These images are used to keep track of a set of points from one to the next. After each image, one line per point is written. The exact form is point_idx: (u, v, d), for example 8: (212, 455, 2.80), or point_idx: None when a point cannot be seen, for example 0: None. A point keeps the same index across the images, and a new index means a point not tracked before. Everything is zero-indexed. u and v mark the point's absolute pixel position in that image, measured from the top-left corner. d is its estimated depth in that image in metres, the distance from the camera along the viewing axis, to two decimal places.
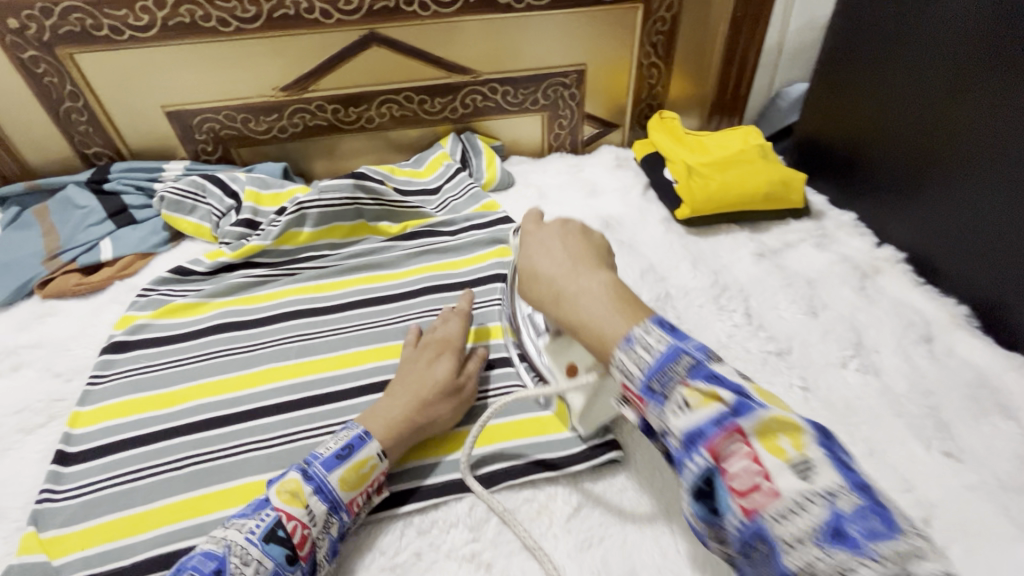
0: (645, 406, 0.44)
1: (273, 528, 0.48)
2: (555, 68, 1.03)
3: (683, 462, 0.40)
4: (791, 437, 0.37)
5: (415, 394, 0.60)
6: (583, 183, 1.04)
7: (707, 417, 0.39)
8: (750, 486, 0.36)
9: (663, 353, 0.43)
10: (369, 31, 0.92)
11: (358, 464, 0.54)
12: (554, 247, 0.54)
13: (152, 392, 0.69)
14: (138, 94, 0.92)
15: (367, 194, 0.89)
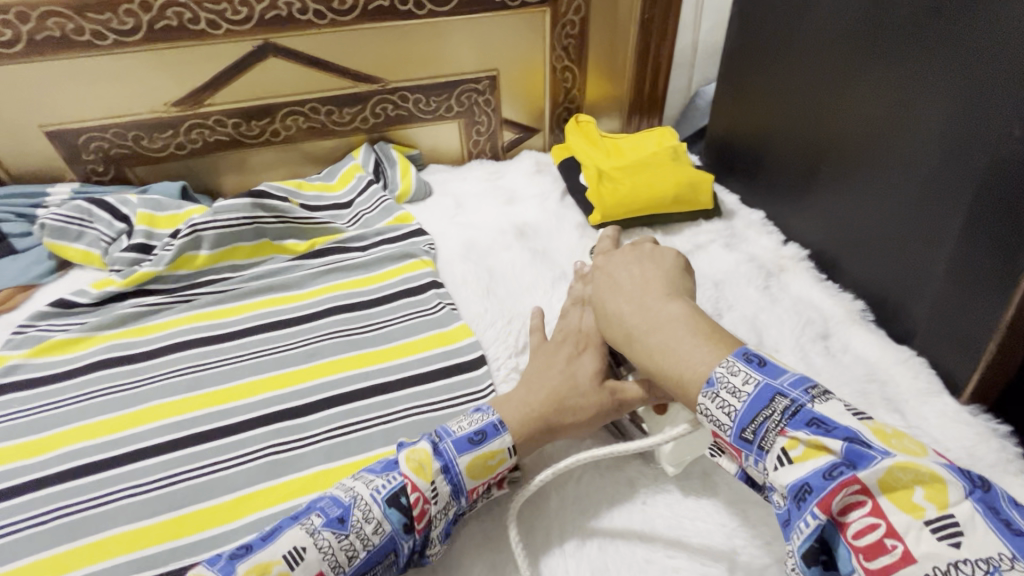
0: (742, 457, 0.44)
1: (397, 493, 0.49)
2: (467, 75, 1.01)
3: (792, 521, 0.39)
4: (926, 489, 0.36)
5: (552, 385, 0.58)
6: (502, 191, 1.03)
7: (815, 469, 0.39)
8: (874, 546, 0.35)
9: (754, 398, 0.43)
10: (262, 41, 0.88)
11: (485, 454, 0.53)
12: (633, 282, 0.59)
13: (20, 439, 0.63)
14: (12, 114, 0.86)
15: (268, 211, 0.86)
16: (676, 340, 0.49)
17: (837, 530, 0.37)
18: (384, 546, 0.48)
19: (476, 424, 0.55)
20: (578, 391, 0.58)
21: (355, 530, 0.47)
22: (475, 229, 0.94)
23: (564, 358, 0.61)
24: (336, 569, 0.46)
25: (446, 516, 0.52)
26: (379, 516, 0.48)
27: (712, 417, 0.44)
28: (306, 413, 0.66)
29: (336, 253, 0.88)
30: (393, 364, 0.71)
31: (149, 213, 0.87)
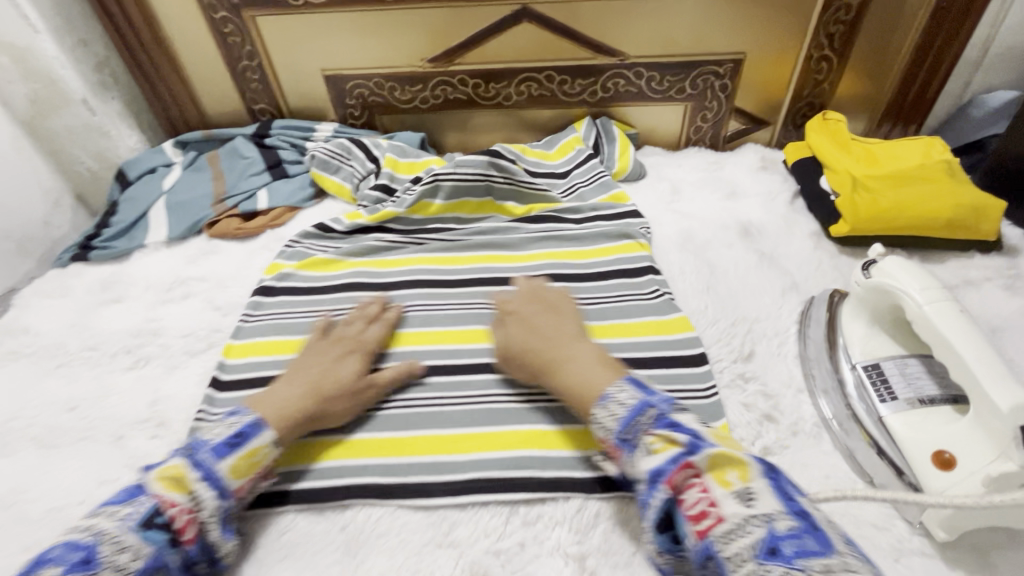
0: (620, 456, 0.50)
1: (150, 515, 0.45)
2: (710, 56, 0.96)
3: (647, 501, 0.46)
4: (739, 471, 0.45)
5: (313, 377, 0.59)
6: (722, 183, 0.97)
7: (665, 457, 0.46)
8: (701, 512, 0.43)
9: (632, 408, 0.50)
10: (522, 7, 0.90)
11: (249, 453, 0.51)
12: (551, 320, 0.62)
13: (290, 335, 0.73)
14: (304, 57, 0.99)
15: (499, 172, 0.90)
16: (575, 360, 0.57)
17: (675, 498, 0.45)
18: (150, 567, 0.44)
19: (628, 406, 0.50)
20: (331, 395, 0.58)
21: (106, 564, 0.42)
22: (693, 220, 0.89)
23: (314, 361, 0.61)
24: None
25: (217, 519, 0.49)
26: (134, 543, 0.44)
27: (600, 422, 0.51)
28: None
29: (553, 220, 0.89)
30: (611, 342, 0.69)
31: (394, 158, 0.95)
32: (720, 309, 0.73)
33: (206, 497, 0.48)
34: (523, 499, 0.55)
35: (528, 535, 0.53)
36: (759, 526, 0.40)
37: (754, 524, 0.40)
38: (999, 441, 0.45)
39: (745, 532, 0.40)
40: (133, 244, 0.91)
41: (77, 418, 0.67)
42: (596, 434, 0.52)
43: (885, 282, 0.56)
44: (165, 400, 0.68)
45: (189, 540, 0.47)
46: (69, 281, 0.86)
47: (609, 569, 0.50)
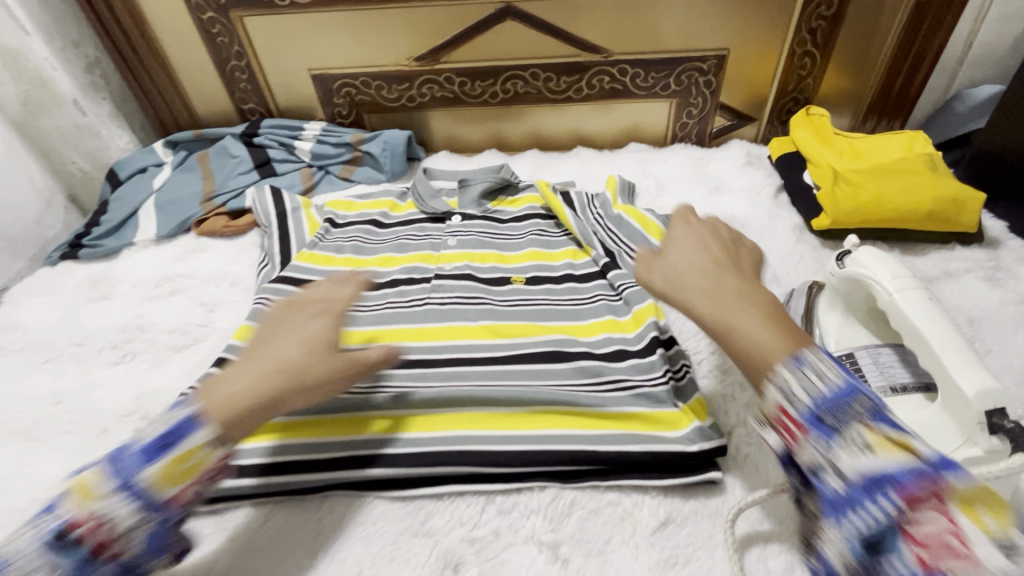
0: (800, 437, 0.39)
1: (54, 531, 0.38)
2: (694, 52, 0.96)
3: (850, 508, 0.35)
4: (994, 513, 0.33)
5: (278, 356, 0.48)
6: (707, 179, 0.97)
7: (899, 463, 0.34)
8: (938, 546, 0.31)
9: (839, 387, 0.39)
10: (505, 5, 0.91)
11: (183, 455, 0.41)
12: (686, 254, 0.52)
13: None
14: (292, 57, 1.00)
15: (477, 209, 0.91)
16: (743, 319, 0.45)
17: (897, 523, 0.33)
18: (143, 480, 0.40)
19: (828, 381, 0.39)
20: (286, 376, 0.47)
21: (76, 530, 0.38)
22: None
23: (277, 352, 0.48)
24: (119, 506, 0.39)
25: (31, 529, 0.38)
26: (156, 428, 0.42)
27: (786, 389, 0.40)
28: (495, 359, 0.65)
29: (539, 217, 0.90)
30: (594, 340, 0.68)
31: (393, 201, 0.96)
32: None
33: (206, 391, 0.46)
34: (499, 489, 0.56)
35: (502, 524, 0.53)
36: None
37: None
38: (965, 428, 0.44)
39: None
40: (122, 242, 0.91)
41: (62, 411, 0.67)
42: (769, 397, 0.41)
43: (857, 272, 0.56)
44: (152, 393, 0.68)
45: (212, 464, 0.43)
46: (59, 279, 0.86)
47: (582, 556, 0.51)
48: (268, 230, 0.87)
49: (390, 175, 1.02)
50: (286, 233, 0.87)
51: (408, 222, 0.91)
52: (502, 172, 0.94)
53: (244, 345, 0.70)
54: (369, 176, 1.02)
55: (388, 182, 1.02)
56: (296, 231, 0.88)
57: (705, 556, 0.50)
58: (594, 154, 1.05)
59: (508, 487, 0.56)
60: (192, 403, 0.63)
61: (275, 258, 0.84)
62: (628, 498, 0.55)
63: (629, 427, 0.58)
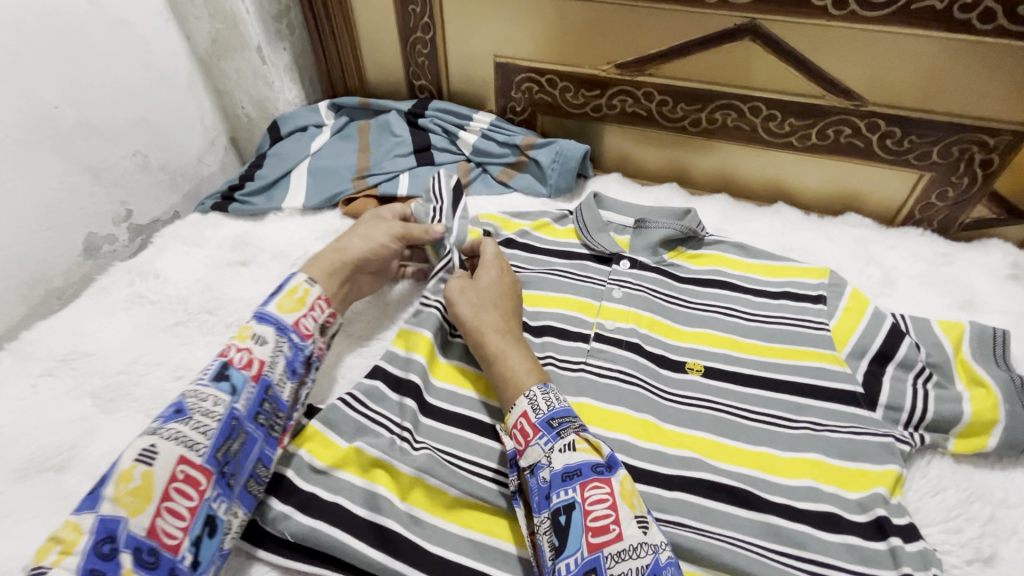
0: (533, 437, 0.50)
1: (221, 369, 0.51)
2: (983, 122, 0.73)
3: (549, 494, 0.47)
4: (638, 497, 0.47)
5: (523, 349, 0.59)
6: (954, 286, 0.75)
7: (585, 460, 0.47)
8: (601, 526, 0.44)
9: (568, 407, 0.52)
10: (749, 21, 0.74)
11: (292, 291, 0.59)
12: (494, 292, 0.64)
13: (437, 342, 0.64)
14: (481, 39, 0.90)
15: (652, 256, 0.76)
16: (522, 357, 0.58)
17: (579, 507, 0.45)
18: (229, 413, 0.48)
19: (563, 405, 0.52)
20: (359, 257, 0.68)
21: (194, 411, 0.47)
22: None
23: (502, 320, 0.61)
24: (194, 448, 0.45)
25: (194, 399, 0.48)
26: (211, 392, 0.49)
27: (534, 401, 0.52)
28: (657, 478, 0.53)
29: (728, 286, 0.73)
30: (792, 488, 0.52)
31: (548, 222, 0.82)
32: (948, 470, 0.54)
33: (563, 447, 0.48)
34: None
35: None
36: (647, 553, 0.42)
37: (646, 551, 0.42)
38: None
39: (637, 555, 0.42)
40: (271, 204, 0.88)
41: (180, 388, 0.62)
42: (518, 406, 0.53)
43: None
44: None
45: (256, 377, 0.52)
46: (206, 231, 0.84)
47: None
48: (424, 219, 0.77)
49: (552, 190, 0.89)
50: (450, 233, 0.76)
51: (568, 253, 0.78)
52: (687, 219, 0.77)
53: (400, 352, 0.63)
54: (529, 186, 0.91)
55: (549, 198, 0.90)
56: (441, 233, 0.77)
57: None
58: (800, 216, 0.86)
59: None
60: (344, 408, 0.57)
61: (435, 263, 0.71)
62: None
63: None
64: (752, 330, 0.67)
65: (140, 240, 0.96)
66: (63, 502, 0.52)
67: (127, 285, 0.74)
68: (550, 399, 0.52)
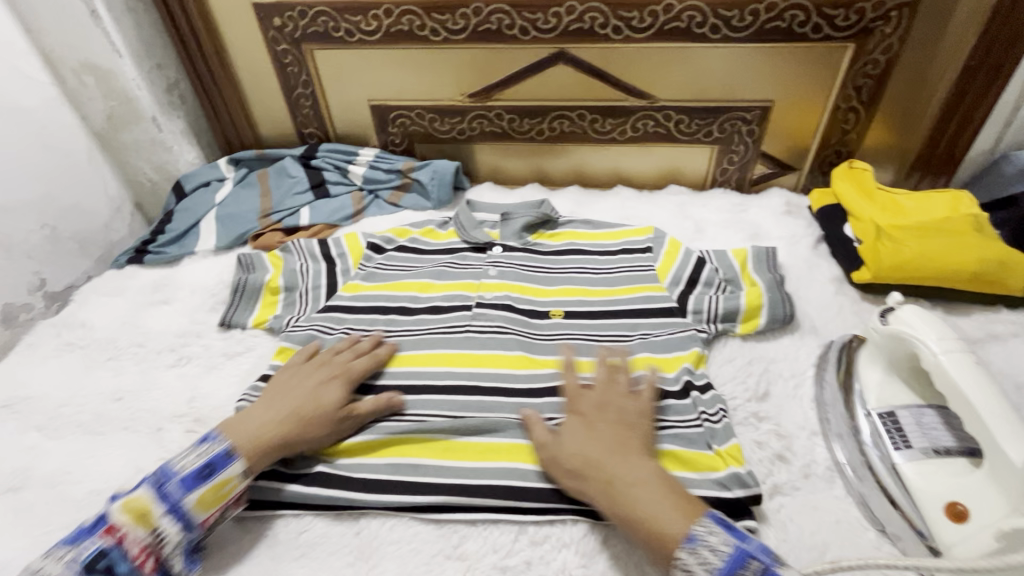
0: None
1: (93, 560, 0.48)
2: (739, 103, 0.99)
3: None
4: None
5: (665, 481, 0.53)
6: (746, 225, 0.98)
7: None
8: None
9: (730, 559, 0.46)
10: (559, 50, 0.96)
11: (217, 485, 0.54)
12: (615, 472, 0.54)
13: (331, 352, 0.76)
14: (354, 88, 1.06)
15: (517, 240, 0.94)
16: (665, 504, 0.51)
17: None
18: None
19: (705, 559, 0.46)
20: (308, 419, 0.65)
21: None
22: None
23: (567, 438, 0.58)
24: None
25: None
26: None
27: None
28: (530, 392, 0.68)
29: (579, 252, 0.92)
30: None
31: (432, 228, 0.99)
32: (737, 347, 0.74)
33: None
34: (532, 519, 0.58)
35: (534, 555, 0.55)
36: None
37: None
38: (1012, 498, 0.45)
39: None
40: (184, 251, 0.98)
41: (121, 408, 0.71)
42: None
43: (902, 330, 0.58)
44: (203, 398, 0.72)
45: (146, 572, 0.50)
46: (124, 282, 0.92)
47: None
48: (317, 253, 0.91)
49: (436, 203, 1.06)
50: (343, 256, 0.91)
51: (450, 249, 0.95)
52: (543, 207, 0.97)
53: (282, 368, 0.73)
54: (416, 203, 1.07)
55: (434, 210, 1.06)
56: (337, 254, 0.91)
57: None
58: (634, 194, 1.08)
59: (541, 518, 0.57)
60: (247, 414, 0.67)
61: (319, 291, 0.86)
62: None
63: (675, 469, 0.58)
64: (599, 280, 0.86)
65: (57, 306, 1.02)
66: (25, 513, 0.59)
67: (55, 337, 0.81)
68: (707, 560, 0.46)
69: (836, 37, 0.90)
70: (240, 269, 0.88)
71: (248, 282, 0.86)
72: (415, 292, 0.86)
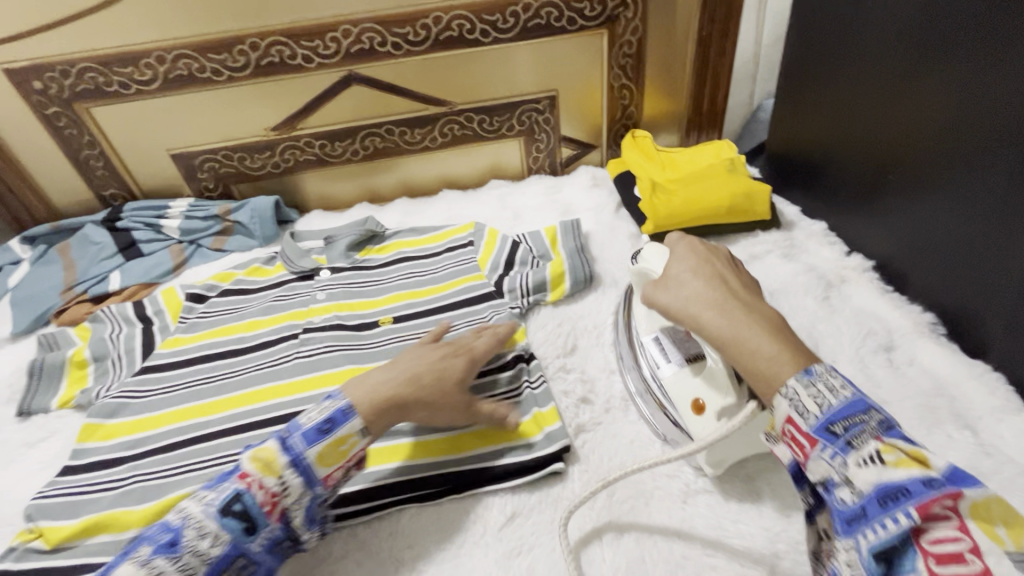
0: (813, 449, 0.44)
1: (229, 502, 0.51)
2: (529, 95, 1.08)
3: (841, 501, 0.42)
4: (1010, 528, 0.37)
5: (760, 328, 0.53)
6: (559, 204, 1.07)
7: (907, 476, 0.39)
8: (946, 537, 0.37)
9: (850, 401, 0.44)
10: (348, 72, 0.99)
11: (336, 441, 0.55)
12: (714, 302, 0.56)
13: (147, 413, 0.72)
14: (147, 140, 1.02)
15: (345, 259, 0.95)
16: (754, 337, 0.52)
17: (918, 538, 0.38)
18: (225, 555, 0.50)
19: (841, 397, 0.44)
20: None
21: (190, 547, 0.49)
22: None
23: (699, 300, 0.57)
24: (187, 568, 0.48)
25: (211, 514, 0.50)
26: (214, 529, 0.50)
27: (799, 403, 0.46)
28: None
29: (406, 259, 0.95)
30: None
31: (258, 265, 0.96)
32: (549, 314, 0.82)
33: (862, 460, 0.41)
34: (364, 520, 0.61)
35: (365, 550, 0.59)
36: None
37: None
38: (723, 386, 0.57)
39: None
40: None
41: None
42: (779, 411, 0.47)
43: (646, 267, 0.68)
44: (1, 494, 0.67)
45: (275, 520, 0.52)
46: None
47: (437, 563, 0.58)
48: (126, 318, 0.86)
49: (263, 241, 1.05)
50: (160, 313, 0.87)
51: (278, 283, 0.93)
52: (367, 223, 0.98)
53: (85, 446, 0.69)
54: (242, 244, 1.04)
55: (262, 248, 1.05)
56: (151, 312, 0.87)
57: (546, 540, 0.59)
58: (459, 195, 1.13)
59: (371, 516, 0.61)
60: (43, 502, 0.62)
61: (134, 353, 0.81)
62: (480, 503, 0.62)
63: (467, 450, 0.64)
64: (425, 280, 0.90)
65: None
66: None
67: None
68: (823, 394, 0.45)
69: (591, 26, 1.02)
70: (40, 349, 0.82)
71: (48, 361, 0.79)
72: (240, 331, 0.84)
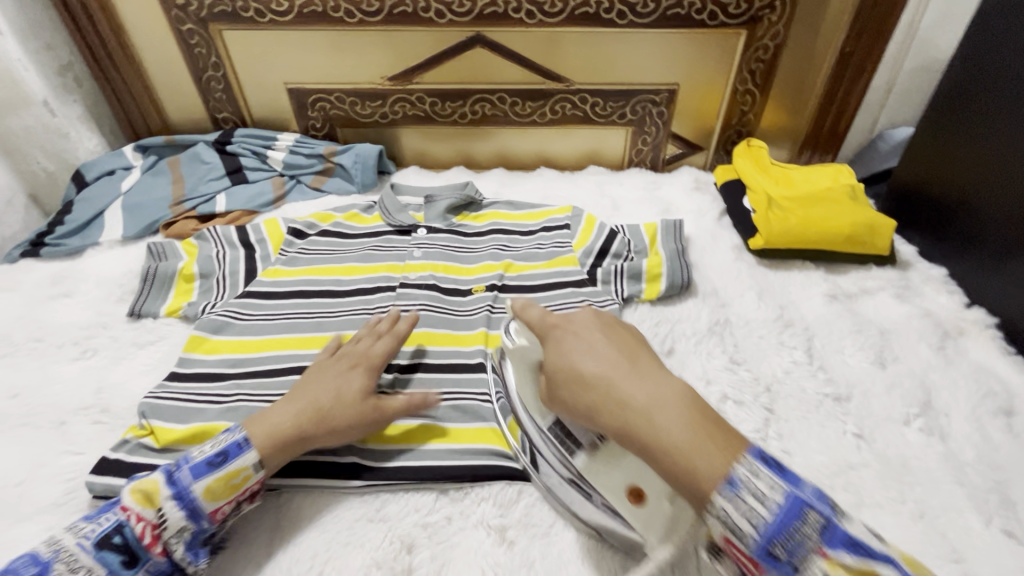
0: (761, 571, 0.38)
1: (109, 533, 0.48)
2: (649, 85, 1.05)
3: None
4: None
5: (659, 414, 0.43)
6: (658, 201, 1.04)
7: None
8: None
9: (782, 508, 0.37)
10: (475, 33, 0.98)
11: (226, 474, 0.52)
12: (591, 355, 0.49)
13: (248, 337, 0.74)
14: (268, 70, 1.04)
15: (442, 221, 0.95)
16: (672, 416, 0.43)
17: None
18: None
19: (772, 505, 0.37)
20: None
21: None
22: None
23: (618, 383, 0.46)
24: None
25: (104, 530, 0.48)
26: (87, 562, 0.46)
27: (730, 525, 0.38)
28: (452, 366, 0.70)
29: (502, 230, 0.94)
30: None
31: (357, 212, 0.97)
32: (646, 312, 0.80)
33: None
34: (453, 484, 0.60)
35: (454, 511, 0.58)
36: None
37: None
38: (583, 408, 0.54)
39: None
40: (86, 242, 0.93)
41: (18, 404, 0.68)
42: (715, 529, 0.39)
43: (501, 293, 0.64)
44: (113, 386, 0.70)
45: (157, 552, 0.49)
46: (18, 276, 0.87)
47: (527, 538, 0.56)
48: (229, 242, 0.88)
49: (361, 187, 1.05)
50: (263, 243, 0.89)
51: (375, 233, 0.93)
52: (466, 188, 0.98)
53: (191, 355, 0.71)
54: (340, 187, 1.06)
55: (359, 194, 1.05)
56: (255, 240, 0.89)
57: None
58: (556, 175, 1.12)
59: (461, 482, 0.60)
60: (154, 402, 0.65)
61: (238, 276, 0.84)
62: None
63: None
64: (521, 255, 0.89)
65: None
66: None
67: None
68: (751, 508, 0.38)
69: (730, 24, 0.98)
70: (150, 256, 0.84)
71: (160, 269, 0.82)
72: (338, 273, 0.85)
